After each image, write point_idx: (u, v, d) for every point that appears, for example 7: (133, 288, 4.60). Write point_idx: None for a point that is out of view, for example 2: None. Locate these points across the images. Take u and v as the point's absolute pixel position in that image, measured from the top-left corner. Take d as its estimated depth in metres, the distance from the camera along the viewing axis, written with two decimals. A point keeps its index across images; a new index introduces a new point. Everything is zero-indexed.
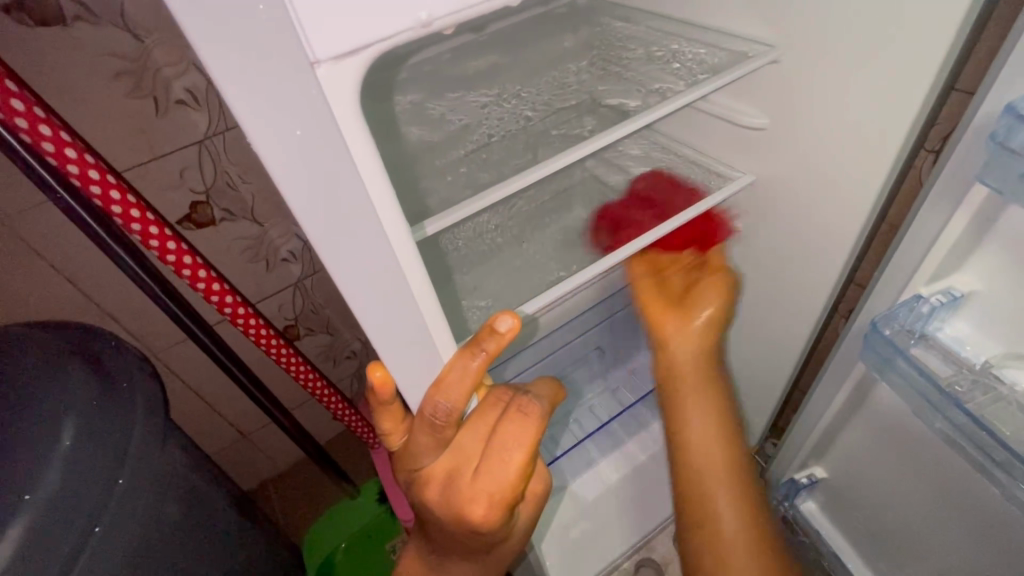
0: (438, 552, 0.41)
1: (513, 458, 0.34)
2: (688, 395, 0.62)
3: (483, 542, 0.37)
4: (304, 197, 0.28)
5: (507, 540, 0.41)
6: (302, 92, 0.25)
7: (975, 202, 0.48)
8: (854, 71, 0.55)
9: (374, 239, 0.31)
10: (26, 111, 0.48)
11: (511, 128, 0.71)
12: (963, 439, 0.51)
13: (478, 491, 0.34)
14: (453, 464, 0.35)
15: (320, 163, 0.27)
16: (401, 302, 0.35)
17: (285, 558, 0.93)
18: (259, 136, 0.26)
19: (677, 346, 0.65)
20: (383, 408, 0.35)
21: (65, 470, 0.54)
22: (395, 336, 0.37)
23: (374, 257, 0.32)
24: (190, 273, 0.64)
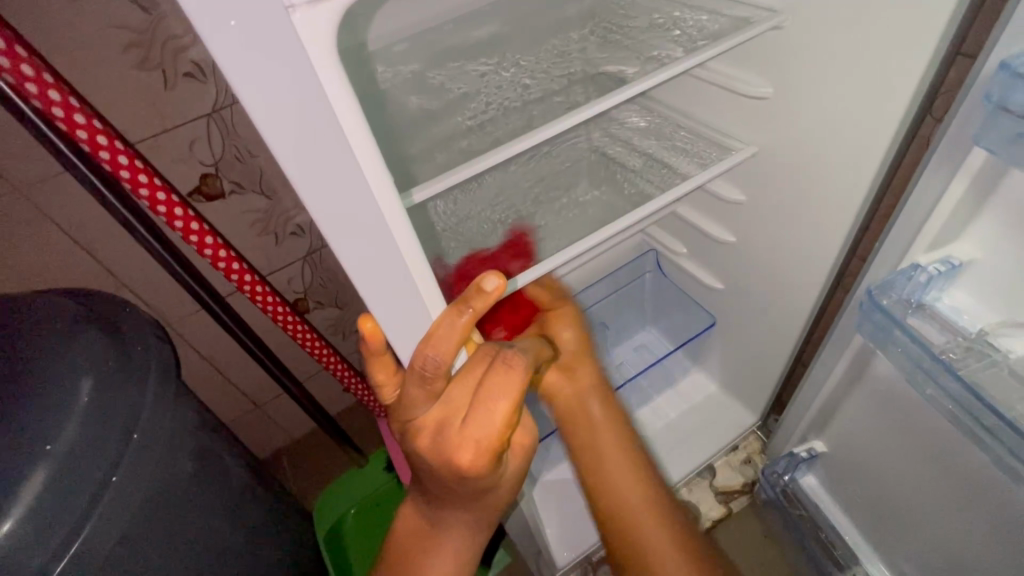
0: (430, 502, 0.43)
1: (498, 407, 0.36)
2: (587, 436, 0.62)
3: (474, 490, 0.39)
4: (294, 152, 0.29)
5: (497, 488, 0.42)
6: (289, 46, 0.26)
7: (974, 165, 0.47)
8: (855, 36, 0.55)
9: (364, 198, 0.32)
10: (35, 76, 0.49)
11: (509, 96, 0.68)
12: (954, 405, 0.51)
13: (466, 438, 0.36)
14: (443, 412, 0.37)
15: (309, 115, 0.28)
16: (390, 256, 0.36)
17: (295, 521, 0.97)
18: (246, 89, 0.26)
19: (562, 394, 0.65)
20: (375, 359, 0.36)
21: (85, 424, 0.57)
22: (388, 289, 0.38)
23: (364, 218, 0.33)
24: (198, 239, 0.66)
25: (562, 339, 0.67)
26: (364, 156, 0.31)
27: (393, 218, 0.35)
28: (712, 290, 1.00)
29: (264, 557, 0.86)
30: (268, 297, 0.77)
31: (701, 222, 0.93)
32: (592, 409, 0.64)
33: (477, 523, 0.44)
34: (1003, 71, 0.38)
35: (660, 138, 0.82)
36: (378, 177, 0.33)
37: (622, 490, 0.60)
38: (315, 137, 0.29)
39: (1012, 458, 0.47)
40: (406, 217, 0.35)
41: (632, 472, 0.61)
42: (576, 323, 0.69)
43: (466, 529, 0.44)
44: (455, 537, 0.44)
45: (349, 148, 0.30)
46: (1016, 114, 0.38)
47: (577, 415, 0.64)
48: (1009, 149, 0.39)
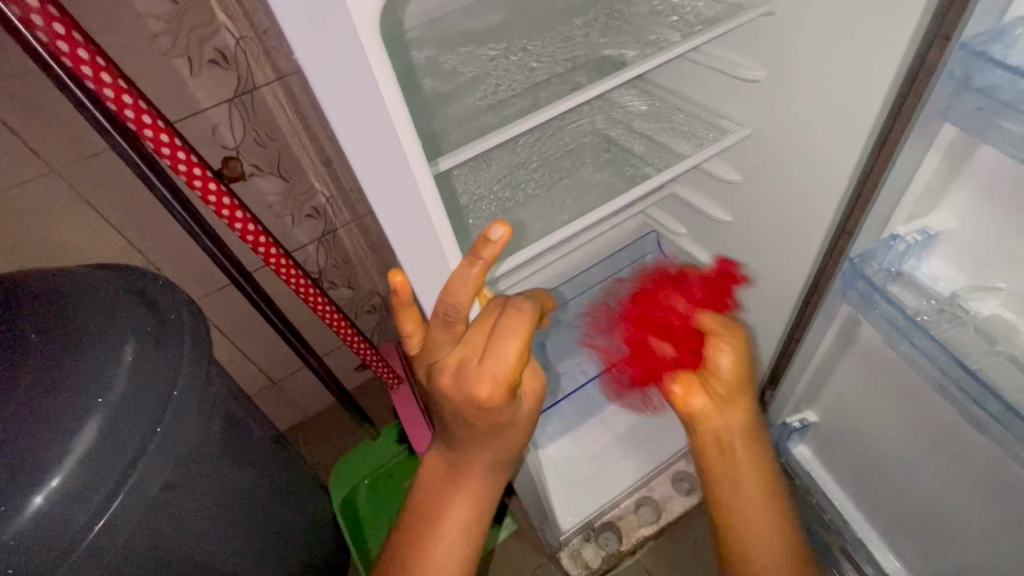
0: (452, 443, 0.48)
1: (509, 347, 0.40)
2: (729, 487, 0.55)
3: (491, 423, 0.44)
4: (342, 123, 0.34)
5: (513, 425, 0.47)
6: (336, 22, 0.30)
7: (943, 142, 0.51)
8: (840, 21, 0.59)
9: (400, 164, 0.36)
10: (89, 60, 0.53)
11: (516, 79, 0.72)
12: (924, 363, 0.55)
13: (483, 373, 0.40)
14: (462, 353, 0.42)
15: (355, 89, 0.32)
16: (419, 219, 0.40)
17: (314, 486, 1.03)
18: None
19: (706, 430, 0.58)
20: (403, 308, 0.41)
21: (131, 383, 0.62)
22: (416, 249, 0.43)
23: (398, 182, 0.38)
24: (228, 213, 0.71)
25: (718, 368, 0.60)
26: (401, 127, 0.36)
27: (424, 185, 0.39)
28: (710, 267, 1.04)
29: (285, 519, 0.91)
30: (291, 271, 0.82)
31: (699, 202, 0.97)
32: (738, 449, 0.56)
33: (494, 462, 0.49)
34: (964, 51, 0.41)
35: (659, 121, 0.87)
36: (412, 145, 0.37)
37: (761, 551, 0.54)
38: (360, 108, 0.33)
39: (974, 407, 0.51)
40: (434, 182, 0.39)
41: (775, 527, 0.54)
42: (739, 351, 0.61)
43: (483, 469, 0.49)
44: (476, 477, 0.49)
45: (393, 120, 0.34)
46: (976, 90, 0.41)
47: (727, 459, 0.56)
48: (970, 122, 0.43)
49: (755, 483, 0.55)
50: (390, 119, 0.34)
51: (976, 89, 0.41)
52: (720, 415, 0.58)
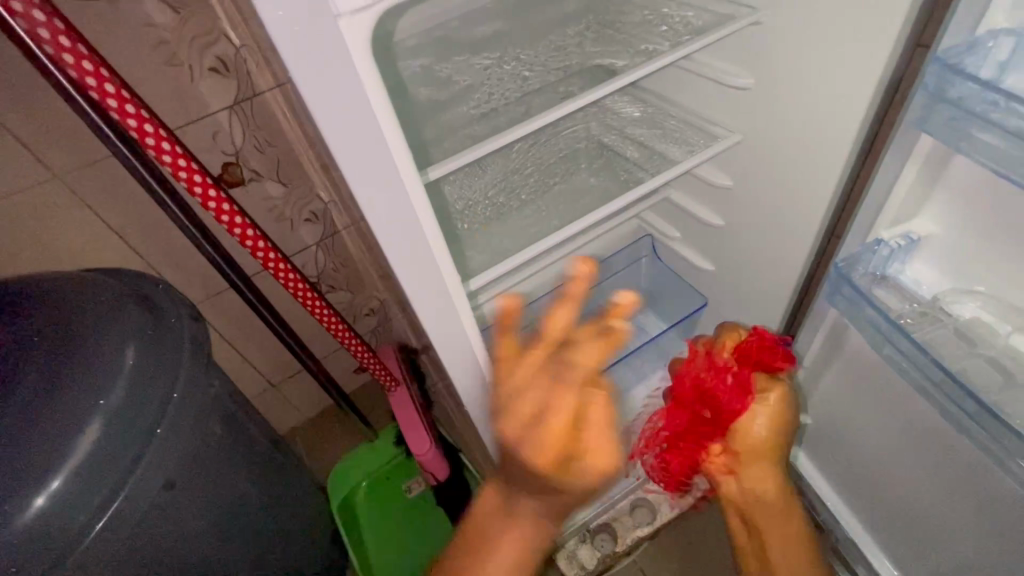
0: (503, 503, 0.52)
1: (560, 413, 0.47)
2: (764, 528, 0.63)
3: (552, 484, 0.48)
4: (336, 135, 0.35)
5: (563, 491, 0.49)
6: (329, 43, 0.31)
7: (921, 150, 0.52)
8: (823, 32, 0.60)
9: (391, 173, 0.38)
10: (94, 72, 0.55)
11: (509, 87, 0.74)
12: (906, 365, 0.56)
13: (538, 436, 0.47)
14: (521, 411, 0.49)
15: (348, 103, 0.34)
16: (410, 226, 0.42)
17: (312, 488, 1.03)
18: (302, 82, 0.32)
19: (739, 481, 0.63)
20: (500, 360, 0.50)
21: (132, 385, 0.63)
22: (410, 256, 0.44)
23: (390, 191, 0.39)
24: (228, 219, 0.72)
25: (754, 427, 0.61)
26: (391, 138, 0.37)
27: (414, 193, 0.41)
28: (704, 270, 1.05)
29: (282, 521, 0.92)
30: (289, 275, 0.83)
31: (692, 206, 0.98)
32: (775, 500, 0.62)
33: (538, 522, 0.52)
34: (936, 64, 0.43)
35: (652, 127, 0.89)
36: (401, 155, 0.38)
37: None
38: (353, 121, 0.35)
39: (954, 408, 0.52)
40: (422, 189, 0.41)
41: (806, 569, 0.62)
42: (775, 412, 0.61)
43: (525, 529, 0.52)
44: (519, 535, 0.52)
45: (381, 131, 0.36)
46: (949, 100, 0.43)
47: (759, 509, 0.63)
48: (944, 132, 0.44)
49: (785, 532, 0.63)
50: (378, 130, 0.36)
51: (950, 100, 0.42)
52: (760, 477, 0.62)
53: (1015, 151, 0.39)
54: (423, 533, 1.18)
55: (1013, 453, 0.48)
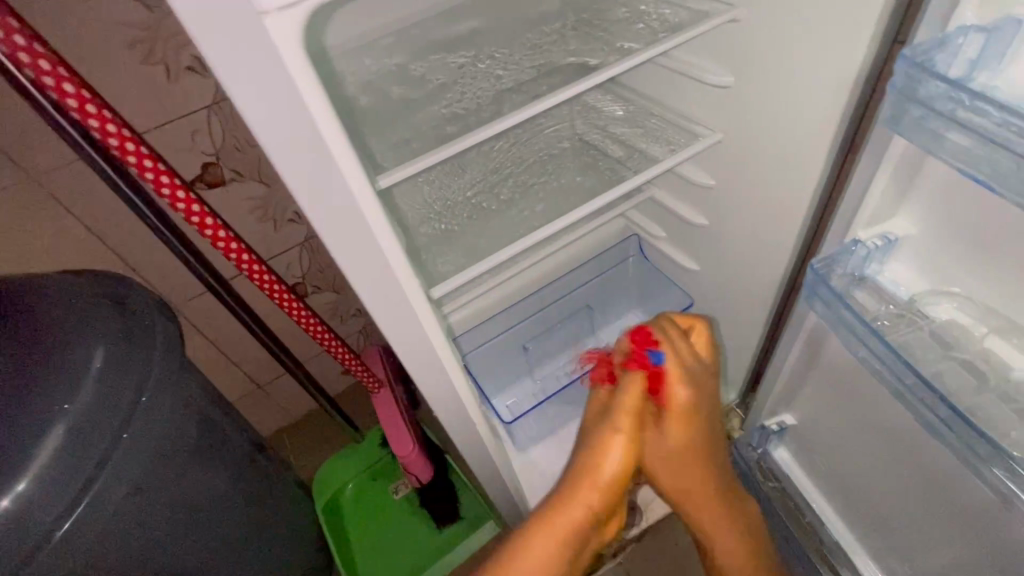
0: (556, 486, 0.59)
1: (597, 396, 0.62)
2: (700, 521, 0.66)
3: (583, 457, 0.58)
4: (272, 137, 0.35)
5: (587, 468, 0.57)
6: (261, 43, 0.30)
7: (894, 152, 0.51)
8: (799, 29, 0.60)
9: (333, 177, 0.37)
10: (50, 69, 0.51)
11: (483, 86, 0.73)
12: (880, 368, 0.55)
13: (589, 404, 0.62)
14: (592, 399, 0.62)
15: (281, 106, 0.33)
16: (357, 229, 0.41)
17: (294, 490, 1.03)
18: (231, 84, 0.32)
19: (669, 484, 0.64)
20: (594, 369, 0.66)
21: (100, 388, 0.62)
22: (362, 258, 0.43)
23: (334, 194, 0.38)
24: (199, 220, 0.69)
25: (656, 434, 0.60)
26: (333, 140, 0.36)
27: (362, 196, 0.40)
28: (689, 270, 1.04)
29: (262, 524, 0.92)
30: (267, 278, 0.82)
31: (676, 205, 0.97)
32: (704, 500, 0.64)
33: (587, 509, 0.56)
34: (903, 62, 0.42)
35: (634, 126, 0.88)
36: (345, 157, 0.37)
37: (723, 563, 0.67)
38: (288, 122, 0.34)
39: (926, 411, 0.51)
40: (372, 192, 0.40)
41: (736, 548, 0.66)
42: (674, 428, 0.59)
43: (582, 512, 0.55)
44: (570, 521, 0.55)
45: (319, 134, 0.35)
46: (915, 100, 0.42)
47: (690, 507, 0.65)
48: (913, 132, 0.43)
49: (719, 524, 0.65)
50: (317, 133, 0.35)
51: (917, 98, 0.41)
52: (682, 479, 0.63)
53: (982, 151, 0.39)
54: (410, 533, 1.17)
55: (984, 458, 0.47)
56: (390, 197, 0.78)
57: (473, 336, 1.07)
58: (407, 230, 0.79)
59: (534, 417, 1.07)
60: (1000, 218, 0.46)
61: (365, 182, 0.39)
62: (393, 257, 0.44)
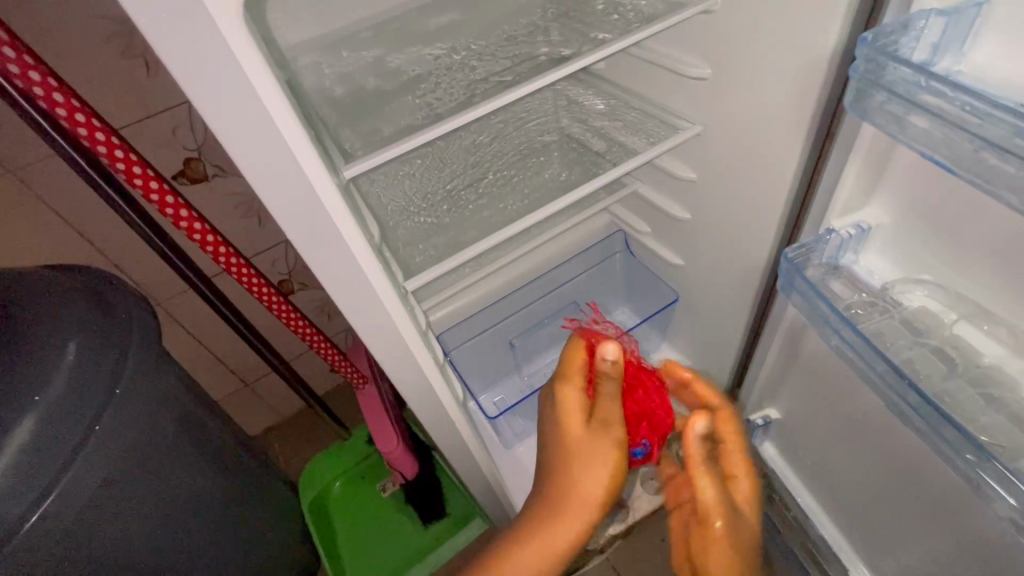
0: (543, 498, 0.60)
1: (575, 412, 0.60)
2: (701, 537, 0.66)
3: (573, 482, 0.58)
4: (218, 114, 0.35)
5: (580, 497, 0.58)
6: (206, 21, 0.31)
7: (865, 138, 0.51)
8: (767, 22, 0.60)
9: (282, 152, 0.38)
10: (17, 58, 0.51)
11: (457, 75, 0.72)
12: (854, 357, 0.54)
13: (573, 422, 0.60)
14: (572, 415, 0.60)
15: (227, 82, 0.34)
16: (311, 206, 0.42)
17: (278, 487, 1.02)
18: (173, 61, 0.32)
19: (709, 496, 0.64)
20: (566, 374, 0.63)
21: (71, 381, 0.62)
22: (317, 237, 0.44)
23: (285, 169, 0.39)
24: (173, 212, 0.68)
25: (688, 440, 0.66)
26: (281, 115, 0.37)
27: (313, 172, 0.41)
28: (673, 266, 1.04)
29: (244, 521, 0.91)
30: (247, 272, 0.81)
31: (659, 199, 0.98)
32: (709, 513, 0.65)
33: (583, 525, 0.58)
34: (864, 45, 0.42)
35: (615, 119, 0.88)
36: (294, 131, 0.39)
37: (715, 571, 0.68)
38: (235, 100, 0.35)
39: (900, 401, 0.51)
40: (321, 168, 0.41)
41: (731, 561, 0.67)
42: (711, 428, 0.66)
43: (577, 525, 0.58)
44: (569, 534, 0.58)
45: (265, 110, 0.36)
46: (881, 85, 0.42)
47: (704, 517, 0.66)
48: (879, 117, 0.43)
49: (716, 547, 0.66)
50: (265, 108, 0.36)
51: (878, 82, 0.42)
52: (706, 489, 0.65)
53: (942, 132, 0.39)
54: (395, 532, 1.17)
55: (953, 443, 0.47)
56: (368, 191, 0.78)
57: (458, 332, 1.07)
58: (387, 227, 0.79)
59: (520, 413, 1.07)
60: (968, 202, 0.46)
61: (315, 157, 0.41)
62: (350, 237, 0.45)
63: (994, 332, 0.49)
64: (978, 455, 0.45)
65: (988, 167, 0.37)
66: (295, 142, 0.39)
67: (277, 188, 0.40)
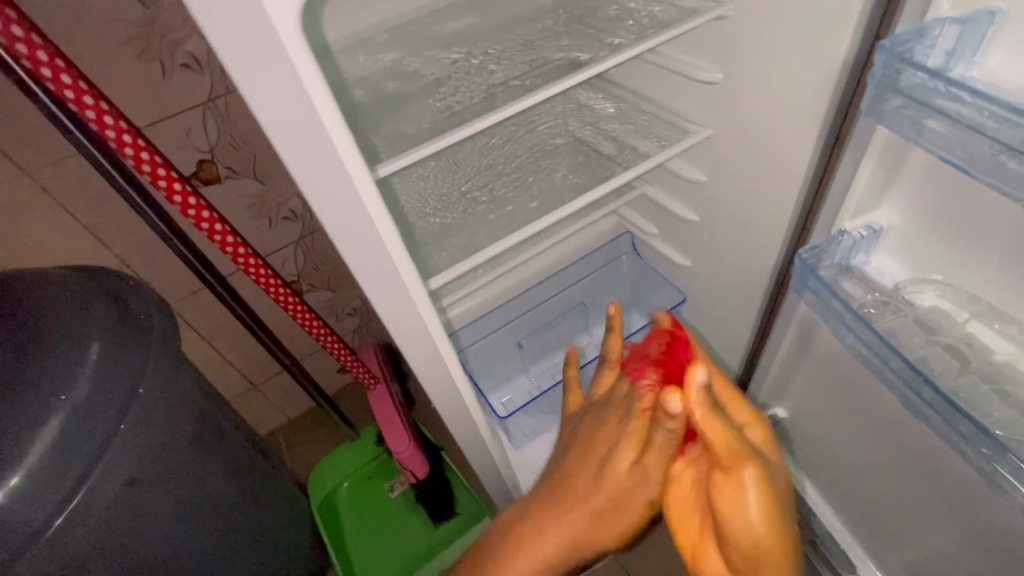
0: (558, 503, 0.59)
1: (633, 454, 0.55)
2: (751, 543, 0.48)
3: (601, 507, 0.56)
4: (273, 119, 0.35)
5: (604, 528, 0.57)
6: (269, 30, 0.31)
7: (879, 141, 0.52)
8: (778, 30, 0.62)
9: (332, 159, 0.38)
10: (48, 61, 0.50)
11: (476, 79, 0.73)
12: (868, 355, 0.56)
13: (625, 459, 0.55)
14: (630, 450, 0.55)
15: (285, 89, 0.34)
16: (355, 210, 0.42)
17: (289, 488, 1.03)
18: (234, 66, 0.32)
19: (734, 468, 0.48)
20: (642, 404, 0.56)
21: (95, 380, 0.62)
22: (358, 240, 0.44)
23: (332, 175, 0.39)
24: (195, 213, 0.69)
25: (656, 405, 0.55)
26: (333, 124, 0.37)
27: (360, 179, 0.41)
28: (681, 267, 1.06)
29: (257, 521, 0.91)
30: (264, 272, 0.81)
31: (667, 201, 0.99)
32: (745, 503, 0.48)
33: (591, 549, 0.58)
34: (883, 52, 0.43)
35: (625, 123, 0.90)
36: (344, 140, 0.38)
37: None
38: (290, 107, 0.35)
39: (915, 398, 0.52)
40: (368, 177, 0.41)
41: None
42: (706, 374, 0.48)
43: (582, 547, 0.57)
44: (574, 552, 0.57)
45: (319, 117, 0.36)
46: (899, 90, 0.43)
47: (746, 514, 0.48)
48: (895, 120, 0.44)
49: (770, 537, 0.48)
50: (318, 116, 0.36)
51: (895, 87, 0.43)
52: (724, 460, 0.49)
53: (959, 136, 0.40)
54: (403, 532, 1.17)
55: (969, 437, 0.48)
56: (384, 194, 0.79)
57: (468, 332, 1.08)
58: (401, 229, 0.80)
59: (530, 413, 1.08)
60: (978, 202, 0.48)
61: (362, 165, 0.40)
62: (389, 241, 0.46)
63: (1005, 330, 0.50)
64: (994, 449, 0.46)
65: (1004, 170, 0.38)
66: (344, 149, 0.39)
67: (324, 192, 0.40)
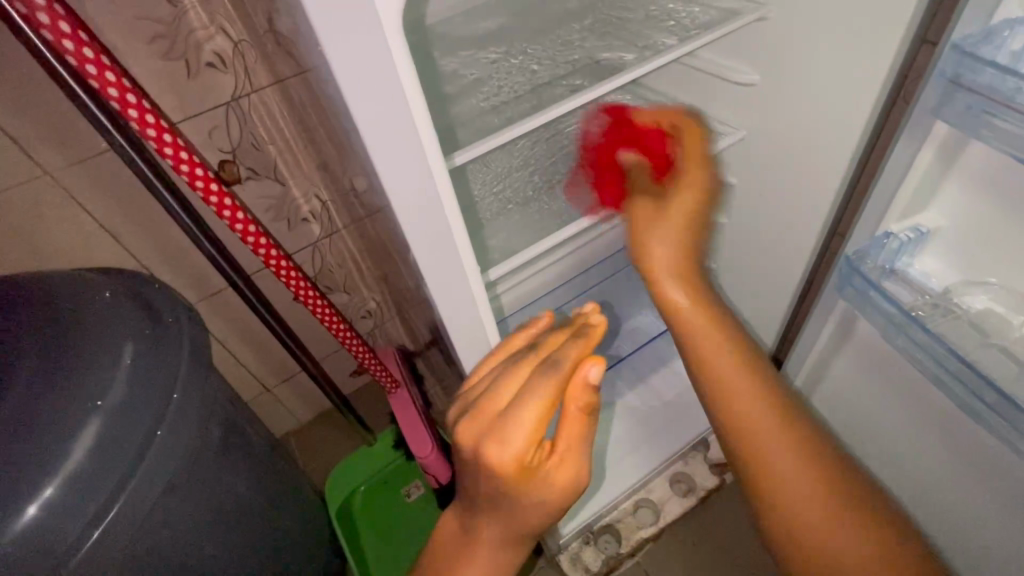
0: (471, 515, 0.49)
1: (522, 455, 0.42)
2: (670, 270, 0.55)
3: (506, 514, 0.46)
4: (365, 114, 0.36)
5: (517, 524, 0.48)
6: (370, 26, 0.32)
7: (937, 138, 0.52)
8: (821, 33, 0.61)
9: (413, 156, 0.38)
10: (94, 58, 0.51)
11: (517, 79, 0.73)
12: (923, 357, 0.55)
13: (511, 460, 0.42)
14: (515, 459, 0.42)
15: (376, 84, 0.34)
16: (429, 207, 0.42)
17: (310, 494, 1.01)
18: (334, 61, 0.33)
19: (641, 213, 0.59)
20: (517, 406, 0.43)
21: (130, 386, 0.61)
22: (428, 239, 0.44)
23: (410, 172, 0.39)
24: (230, 215, 0.69)
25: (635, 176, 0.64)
26: (419, 120, 0.37)
27: (437, 176, 0.41)
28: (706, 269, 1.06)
29: (283, 527, 0.90)
30: (292, 273, 0.81)
31: None
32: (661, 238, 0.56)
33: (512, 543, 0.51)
34: (956, 52, 0.43)
35: None
36: (427, 137, 0.38)
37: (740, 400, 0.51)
38: (381, 101, 0.35)
39: (975, 400, 0.52)
40: (445, 174, 0.41)
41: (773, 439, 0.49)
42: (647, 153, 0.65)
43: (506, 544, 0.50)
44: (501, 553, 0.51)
45: (409, 110, 0.36)
46: (969, 91, 0.43)
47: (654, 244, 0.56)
48: (961, 121, 0.44)
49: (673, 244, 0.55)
50: (408, 109, 0.36)
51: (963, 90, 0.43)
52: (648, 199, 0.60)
53: None
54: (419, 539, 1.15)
55: None
56: None
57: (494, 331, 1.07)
58: None
59: None
60: None
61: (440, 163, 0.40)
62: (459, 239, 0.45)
63: None
64: None
65: None
66: (427, 144, 0.39)
67: (402, 189, 0.40)
